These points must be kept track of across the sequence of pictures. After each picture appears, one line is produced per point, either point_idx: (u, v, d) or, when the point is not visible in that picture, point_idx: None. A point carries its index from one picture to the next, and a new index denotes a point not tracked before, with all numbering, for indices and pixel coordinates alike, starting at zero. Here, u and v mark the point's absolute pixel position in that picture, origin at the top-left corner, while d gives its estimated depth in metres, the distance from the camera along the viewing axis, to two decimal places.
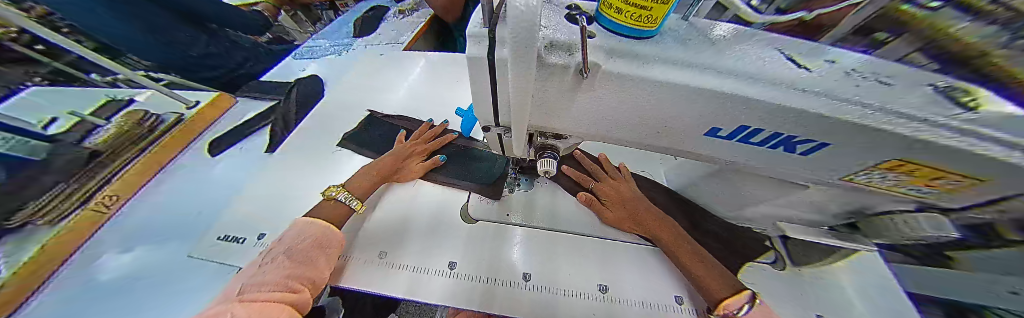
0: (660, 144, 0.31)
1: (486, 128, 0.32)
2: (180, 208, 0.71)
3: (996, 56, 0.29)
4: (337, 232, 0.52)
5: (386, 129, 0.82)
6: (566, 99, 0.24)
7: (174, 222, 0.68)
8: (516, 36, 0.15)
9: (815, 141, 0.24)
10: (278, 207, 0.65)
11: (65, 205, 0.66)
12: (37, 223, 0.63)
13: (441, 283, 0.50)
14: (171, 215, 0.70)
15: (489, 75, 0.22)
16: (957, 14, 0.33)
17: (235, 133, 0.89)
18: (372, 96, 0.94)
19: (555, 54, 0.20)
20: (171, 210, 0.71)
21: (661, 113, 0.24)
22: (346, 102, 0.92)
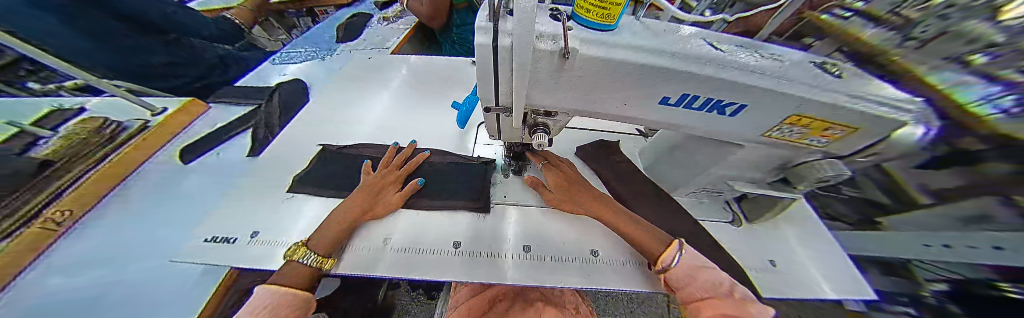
0: (630, 116, 0.38)
1: (487, 109, 0.37)
2: (155, 220, 0.66)
3: (892, 55, 0.68)
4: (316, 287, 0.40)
5: (347, 162, 0.70)
6: (553, 79, 0.30)
7: (148, 235, 0.64)
8: (518, 25, 0.20)
9: (738, 104, 0.31)
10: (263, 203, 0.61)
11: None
12: None
13: (446, 259, 0.48)
14: (144, 228, 0.65)
15: (492, 58, 0.27)
16: (866, 24, 0.71)
17: (210, 140, 0.85)
18: (362, 98, 0.95)
19: (544, 42, 0.25)
20: (144, 224, 0.66)
21: (628, 87, 0.31)
22: (334, 105, 0.92)
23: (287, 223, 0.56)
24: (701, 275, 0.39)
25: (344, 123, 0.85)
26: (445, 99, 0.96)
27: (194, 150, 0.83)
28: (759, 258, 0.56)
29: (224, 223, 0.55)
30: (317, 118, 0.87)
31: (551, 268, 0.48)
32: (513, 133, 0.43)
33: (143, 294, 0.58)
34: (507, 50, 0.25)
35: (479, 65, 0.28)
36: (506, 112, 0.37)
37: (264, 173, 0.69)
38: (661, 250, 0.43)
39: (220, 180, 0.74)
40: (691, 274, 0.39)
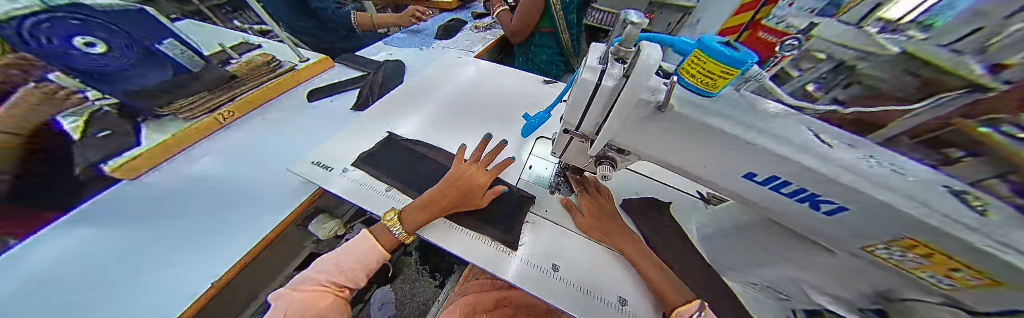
0: (706, 176, 0.37)
1: (566, 130, 0.40)
2: (265, 135, 0.91)
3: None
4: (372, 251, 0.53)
5: (405, 152, 0.75)
6: (638, 124, 0.32)
7: (255, 145, 0.88)
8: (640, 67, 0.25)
9: (835, 203, 0.30)
10: (361, 141, 0.78)
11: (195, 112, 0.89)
12: (177, 117, 0.87)
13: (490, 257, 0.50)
14: (254, 139, 0.90)
15: (589, 92, 0.32)
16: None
17: (326, 90, 1.09)
18: (443, 84, 1.08)
19: (644, 94, 0.28)
20: (257, 136, 0.91)
21: (713, 147, 0.31)
22: (421, 85, 1.07)
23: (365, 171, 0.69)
24: None
25: (415, 110, 0.93)
26: (512, 103, 1.02)
27: (317, 95, 1.07)
28: None
29: (334, 156, 0.73)
30: (406, 93, 1.03)
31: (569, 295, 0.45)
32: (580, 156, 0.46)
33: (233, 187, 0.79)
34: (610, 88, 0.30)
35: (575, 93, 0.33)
36: (583, 138, 0.40)
37: (363, 124, 0.85)
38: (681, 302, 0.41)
39: (332, 124, 0.96)
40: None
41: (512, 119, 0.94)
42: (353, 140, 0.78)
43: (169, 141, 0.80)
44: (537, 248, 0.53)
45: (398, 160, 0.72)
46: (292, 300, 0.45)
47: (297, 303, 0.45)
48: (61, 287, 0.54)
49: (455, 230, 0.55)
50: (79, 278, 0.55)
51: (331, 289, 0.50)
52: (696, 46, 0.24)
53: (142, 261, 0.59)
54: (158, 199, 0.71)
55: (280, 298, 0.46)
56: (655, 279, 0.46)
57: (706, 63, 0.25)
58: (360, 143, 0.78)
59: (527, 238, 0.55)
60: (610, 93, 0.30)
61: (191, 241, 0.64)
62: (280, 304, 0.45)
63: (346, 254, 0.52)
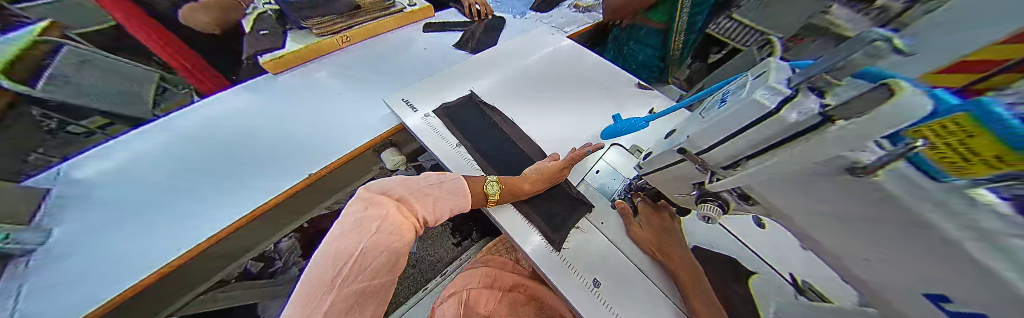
0: (848, 268, 0.30)
1: (680, 150, 0.39)
2: (368, 66, 1.08)
3: None
4: (448, 203, 0.59)
5: (482, 117, 0.80)
6: (796, 180, 0.28)
7: (359, 72, 1.05)
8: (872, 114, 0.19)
9: None
10: (440, 94, 0.86)
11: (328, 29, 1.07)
12: (314, 30, 1.05)
13: (540, 255, 0.56)
14: (359, 66, 1.08)
15: (758, 117, 0.28)
16: None
17: (424, 39, 1.18)
18: (534, 48, 1.01)
19: (839, 145, 0.22)
20: (362, 64, 1.08)
21: (888, 235, 0.23)
22: (512, 44, 1.02)
23: (443, 124, 0.79)
24: None
25: (500, 75, 0.92)
26: (600, 90, 0.90)
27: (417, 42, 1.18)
28: None
29: (421, 99, 0.85)
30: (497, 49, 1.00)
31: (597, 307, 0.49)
32: (678, 181, 0.43)
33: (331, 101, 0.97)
34: (784, 121, 0.26)
35: (730, 117, 0.31)
36: (701, 165, 0.37)
37: (451, 76, 0.91)
38: None
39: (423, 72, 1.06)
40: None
41: (594, 109, 0.85)
42: (436, 90, 0.87)
43: (303, 50, 1.02)
44: (581, 255, 0.56)
45: (473, 122, 0.79)
46: (390, 214, 0.51)
47: (394, 219, 0.51)
48: (239, 146, 0.83)
49: (513, 214, 0.63)
50: (247, 145, 0.83)
51: (416, 218, 0.56)
52: (967, 107, 0.14)
53: (275, 147, 0.84)
54: (290, 103, 0.95)
55: (379, 206, 0.52)
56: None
57: (973, 137, 0.14)
58: (440, 95, 0.85)
59: (572, 244, 0.57)
60: (786, 130, 0.26)
61: (300, 143, 0.86)
62: (379, 211, 0.51)
63: (443, 200, 0.59)
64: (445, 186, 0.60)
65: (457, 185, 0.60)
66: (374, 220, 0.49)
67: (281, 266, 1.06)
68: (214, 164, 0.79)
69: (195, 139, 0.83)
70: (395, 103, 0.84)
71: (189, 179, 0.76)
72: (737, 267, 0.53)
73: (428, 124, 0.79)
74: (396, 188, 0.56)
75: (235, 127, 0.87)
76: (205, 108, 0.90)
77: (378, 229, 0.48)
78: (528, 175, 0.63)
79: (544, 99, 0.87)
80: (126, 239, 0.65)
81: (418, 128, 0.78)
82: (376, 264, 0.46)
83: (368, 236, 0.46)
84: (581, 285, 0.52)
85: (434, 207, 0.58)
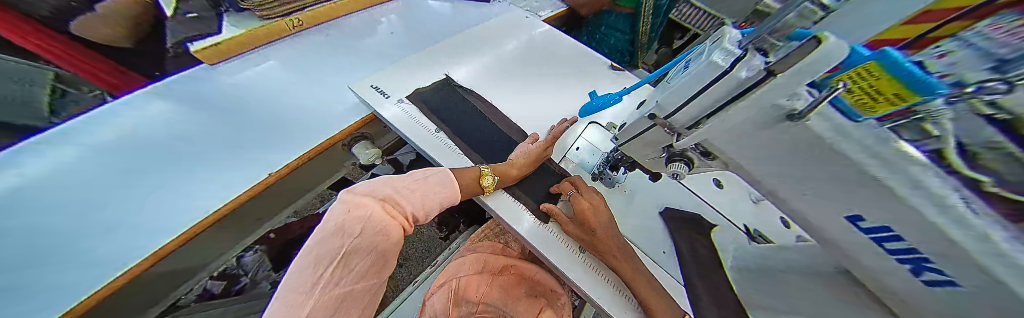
0: (791, 207, 0.35)
1: (652, 116, 0.41)
2: (328, 53, 0.98)
3: None
4: (437, 195, 0.56)
5: (460, 102, 0.78)
6: (748, 131, 0.31)
7: (319, 61, 0.96)
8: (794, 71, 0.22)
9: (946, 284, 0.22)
10: (413, 80, 0.81)
11: (276, 11, 0.93)
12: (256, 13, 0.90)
13: (533, 230, 0.58)
14: (318, 53, 0.98)
15: (710, 80, 0.31)
16: None
17: (391, 24, 1.10)
18: (510, 33, 1.00)
19: (779, 95, 0.25)
20: (321, 51, 0.98)
21: (823, 172, 0.27)
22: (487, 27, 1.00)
23: (417, 110, 0.75)
24: None
25: (476, 60, 0.90)
26: (577, 71, 0.93)
27: (381, 26, 1.09)
28: None
29: (391, 86, 0.79)
30: (471, 33, 0.97)
31: (584, 270, 0.55)
32: (649, 147, 0.46)
33: (287, 94, 0.87)
34: (731, 82, 0.28)
35: (689, 80, 0.33)
36: (668, 128, 0.40)
37: (423, 62, 0.87)
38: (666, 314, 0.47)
39: (393, 59, 1.00)
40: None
41: (572, 90, 0.87)
42: (408, 76, 0.82)
43: (245, 36, 0.89)
44: None
45: (451, 107, 0.76)
46: (375, 214, 0.47)
47: (380, 219, 0.47)
48: (183, 151, 0.72)
49: (507, 199, 0.62)
50: (192, 149, 0.73)
51: (400, 213, 0.52)
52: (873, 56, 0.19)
53: (223, 150, 0.74)
54: (241, 99, 0.84)
55: (364, 207, 0.47)
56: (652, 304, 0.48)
57: (881, 79, 0.20)
58: (412, 81, 0.81)
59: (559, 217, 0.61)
60: (733, 88, 0.29)
61: (259, 141, 0.77)
62: (364, 213, 0.46)
63: (434, 193, 0.55)
64: (431, 176, 0.57)
65: (435, 177, 0.57)
66: (359, 222, 0.45)
67: (249, 282, 0.97)
68: (149, 175, 0.68)
69: (120, 148, 0.70)
70: (362, 91, 0.77)
71: (121, 192, 0.65)
72: (703, 224, 0.59)
73: (401, 112, 0.74)
74: (382, 187, 0.52)
75: (173, 129, 0.75)
76: (127, 110, 0.75)
77: (361, 233, 0.44)
78: (514, 160, 0.63)
79: (523, 83, 0.87)
80: (42, 269, 0.54)
81: (392, 116, 0.73)
82: (362, 266, 0.44)
83: (352, 239, 0.43)
84: (566, 252, 0.56)
85: (417, 199, 0.54)
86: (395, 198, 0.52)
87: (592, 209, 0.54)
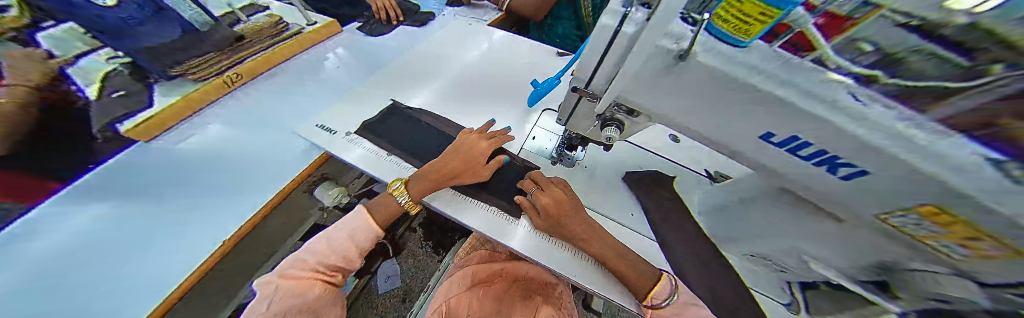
0: (723, 142, 0.35)
1: (575, 89, 0.42)
2: (275, 101, 0.95)
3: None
4: (363, 237, 0.59)
5: (416, 122, 0.79)
6: (655, 78, 0.31)
7: (265, 111, 0.93)
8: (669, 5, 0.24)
9: (856, 166, 0.26)
10: (361, 111, 0.81)
11: (207, 71, 0.90)
12: (189, 77, 0.87)
13: (501, 226, 0.58)
14: (263, 103, 0.95)
15: (609, 40, 0.32)
16: None
17: (337, 59, 1.09)
18: (454, 49, 1.05)
19: (666, 38, 0.27)
20: (265, 101, 0.95)
21: (725, 102, 0.30)
22: (428, 49, 1.04)
23: (370, 138, 0.74)
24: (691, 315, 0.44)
25: (425, 79, 0.92)
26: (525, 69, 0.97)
27: (326, 63, 1.08)
28: None
29: (338, 121, 0.78)
30: (415, 57, 1.00)
31: (563, 258, 0.54)
32: (586, 120, 0.47)
33: (236, 152, 0.83)
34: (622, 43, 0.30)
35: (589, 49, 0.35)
36: (593, 97, 0.41)
37: (371, 90, 0.87)
38: (649, 288, 0.47)
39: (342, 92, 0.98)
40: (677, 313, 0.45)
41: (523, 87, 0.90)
42: (356, 108, 0.81)
43: (180, 103, 0.84)
44: None
45: (405, 130, 0.76)
46: (309, 282, 0.53)
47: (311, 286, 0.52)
48: (125, 238, 0.66)
49: (474, 206, 0.61)
50: (136, 233, 0.67)
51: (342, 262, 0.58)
52: None
53: (173, 229, 0.68)
54: (186, 167, 0.79)
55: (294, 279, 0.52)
56: (631, 278, 0.48)
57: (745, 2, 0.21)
58: (360, 112, 0.80)
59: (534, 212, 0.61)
60: (627, 43, 0.30)
61: (215, 206, 0.73)
62: (294, 284, 0.51)
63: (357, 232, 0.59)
64: (366, 215, 0.60)
65: (370, 214, 0.60)
66: (292, 295, 0.50)
67: None
68: (86, 274, 0.61)
69: (52, 251, 0.63)
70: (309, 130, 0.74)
71: (47, 302, 0.57)
72: (658, 178, 0.64)
73: (354, 143, 0.72)
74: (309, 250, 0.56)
75: (111, 217, 0.69)
76: (57, 209, 0.69)
77: (302, 298, 0.51)
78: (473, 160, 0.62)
79: (475, 91, 0.89)
80: None
81: (343, 149, 0.70)
82: None
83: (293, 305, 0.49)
84: (537, 240, 0.57)
85: (354, 242, 0.58)
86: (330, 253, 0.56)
87: (552, 205, 0.54)
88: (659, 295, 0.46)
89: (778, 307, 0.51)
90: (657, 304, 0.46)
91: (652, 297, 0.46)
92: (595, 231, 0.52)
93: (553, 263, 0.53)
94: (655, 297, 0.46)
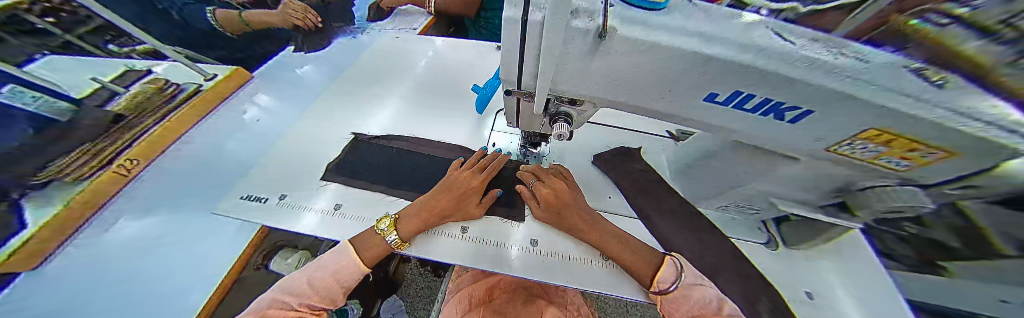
0: (669, 113, 0.33)
1: (508, 92, 0.37)
2: (195, 176, 0.76)
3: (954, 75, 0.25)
4: (353, 273, 0.51)
5: (367, 159, 0.72)
6: (584, 62, 0.27)
7: (185, 192, 0.74)
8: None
9: (800, 108, 0.25)
10: (295, 168, 0.70)
11: (84, 169, 0.66)
12: (63, 180, 0.63)
13: (482, 252, 0.53)
14: (183, 183, 0.74)
15: (520, 36, 0.26)
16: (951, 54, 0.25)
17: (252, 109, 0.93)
18: (393, 75, 0.98)
19: (574, 16, 0.22)
20: (180, 179, 0.74)
21: (662, 77, 0.27)
22: (364, 81, 0.96)
23: (315, 195, 0.64)
24: (694, 292, 0.42)
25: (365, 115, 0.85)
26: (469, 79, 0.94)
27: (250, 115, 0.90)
28: (795, 289, 0.49)
29: (266, 186, 0.66)
30: (351, 93, 0.93)
31: (561, 265, 0.51)
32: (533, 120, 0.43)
33: (172, 252, 0.67)
34: (534, 38, 0.25)
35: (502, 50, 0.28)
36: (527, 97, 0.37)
37: (309, 140, 0.78)
38: (653, 272, 0.45)
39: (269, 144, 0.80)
40: (686, 297, 0.42)
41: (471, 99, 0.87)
42: (288, 166, 0.70)
43: (60, 217, 0.58)
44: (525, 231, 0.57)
45: (357, 169, 0.70)
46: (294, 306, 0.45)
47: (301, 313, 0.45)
48: None
49: (446, 240, 0.55)
50: None
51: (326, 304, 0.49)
52: None
53: None
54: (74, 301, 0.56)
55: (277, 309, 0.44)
56: (632, 266, 0.46)
57: None
58: (294, 170, 0.70)
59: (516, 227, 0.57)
60: (538, 34, 0.24)
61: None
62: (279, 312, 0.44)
63: (345, 270, 0.51)
64: (351, 248, 0.52)
65: (356, 252, 0.51)
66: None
67: None
68: None
69: None
70: (232, 207, 0.62)
71: None
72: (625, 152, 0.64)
73: (291, 207, 0.61)
74: (291, 283, 0.48)
75: None
76: None
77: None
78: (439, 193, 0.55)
79: (422, 117, 0.85)
80: None
81: (278, 220, 0.59)
82: None
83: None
84: (523, 255, 0.53)
85: (340, 282, 0.50)
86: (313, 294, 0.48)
87: (551, 193, 0.54)
88: (665, 279, 0.44)
89: (756, 246, 0.54)
90: (663, 290, 0.43)
91: (658, 282, 0.44)
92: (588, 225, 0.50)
93: (547, 275, 0.49)
94: (662, 280, 0.43)
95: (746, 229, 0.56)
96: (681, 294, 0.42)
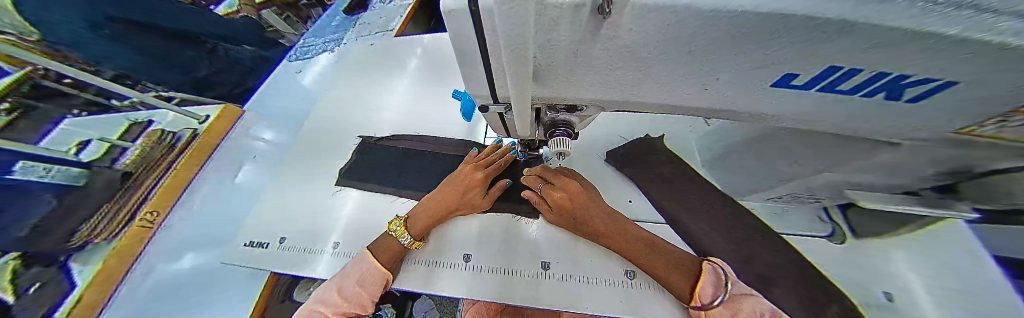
0: (701, 106, 0.25)
1: (485, 107, 0.31)
2: (211, 215, 0.73)
3: None
4: (376, 283, 0.44)
5: (362, 180, 0.68)
6: (576, 58, 0.19)
7: (202, 231, 0.71)
8: None
9: (940, 80, 0.16)
10: (294, 206, 0.66)
11: (109, 228, 0.65)
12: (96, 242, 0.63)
13: (485, 281, 0.48)
14: (202, 223, 0.72)
15: (476, 31, 0.17)
16: None
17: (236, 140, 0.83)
18: (377, 91, 0.89)
19: None
20: (202, 218, 0.72)
21: (695, 65, 0.18)
22: (347, 103, 0.87)
23: (324, 231, 0.61)
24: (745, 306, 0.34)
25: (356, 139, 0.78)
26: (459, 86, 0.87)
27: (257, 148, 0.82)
28: (868, 290, 0.41)
29: (264, 229, 0.63)
30: (336, 118, 0.84)
31: (580, 289, 0.45)
32: (525, 134, 0.36)
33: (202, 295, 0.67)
34: (493, 37, 0.16)
35: (460, 61, 0.22)
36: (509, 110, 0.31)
37: (298, 172, 0.73)
38: (690, 285, 0.37)
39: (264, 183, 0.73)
40: (737, 314, 0.34)
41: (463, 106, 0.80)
42: (288, 204, 0.67)
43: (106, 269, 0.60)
44: (535, 249, 0.51)
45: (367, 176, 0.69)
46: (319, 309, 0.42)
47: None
48: None
49: (446, 271, 0.49)
50: None
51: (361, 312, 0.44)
52: None
53: None
54: None
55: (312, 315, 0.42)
56: (668, 279, 0.39)
57: None
58: (296, 210, 0.65)
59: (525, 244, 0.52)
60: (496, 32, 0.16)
61: None
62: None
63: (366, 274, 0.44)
64: (367, 256, 0.46)
65: (372, 255, 0.46)
66: None
67: None
68: None
69: None
70: (244, 256, 0.59)
71: None
72: (640, 141, 0.58)
73: (295, 251, 0.58)
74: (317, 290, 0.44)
75: None
76: None
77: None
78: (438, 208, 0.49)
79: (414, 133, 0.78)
80: None
81: (285, 266, 0.57)
82: None
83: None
84: (534, 281, 0.47)
85: (366, 291, 0.43)
86: (342, 302, 0.42)
87: (564, 197, 0.44)
88: (704, 291, 0.36)
89: (814, 240, 0.46)
90: (707, 305, 0.36)
91: (698, 295, 0.37)
92: (617, 235, 0.42)
93: (566, 304, 0.44)
94: (703, 295, 0.36)
95: (800, 221, 0.47)
96: (730, 310, 0.34)
